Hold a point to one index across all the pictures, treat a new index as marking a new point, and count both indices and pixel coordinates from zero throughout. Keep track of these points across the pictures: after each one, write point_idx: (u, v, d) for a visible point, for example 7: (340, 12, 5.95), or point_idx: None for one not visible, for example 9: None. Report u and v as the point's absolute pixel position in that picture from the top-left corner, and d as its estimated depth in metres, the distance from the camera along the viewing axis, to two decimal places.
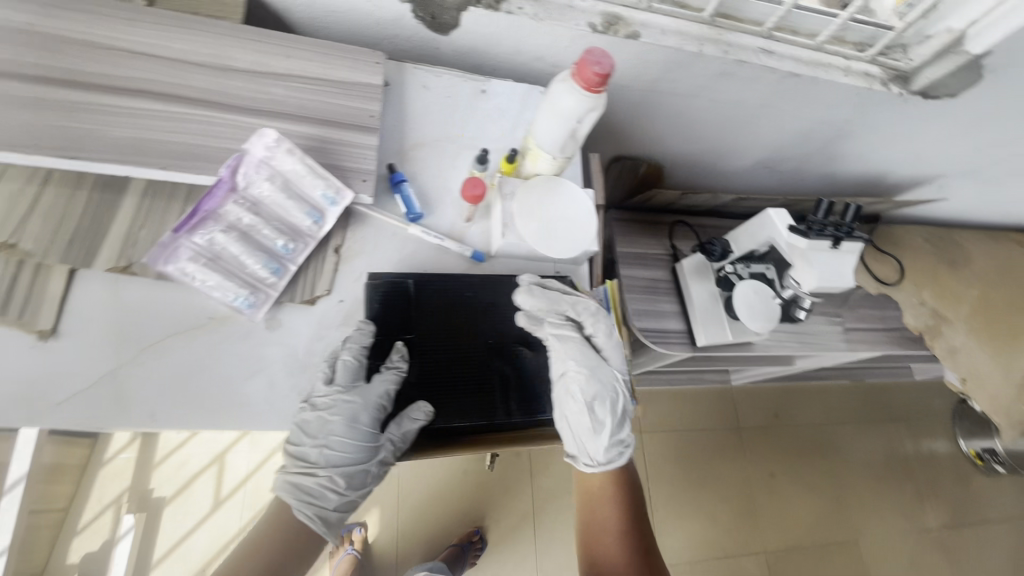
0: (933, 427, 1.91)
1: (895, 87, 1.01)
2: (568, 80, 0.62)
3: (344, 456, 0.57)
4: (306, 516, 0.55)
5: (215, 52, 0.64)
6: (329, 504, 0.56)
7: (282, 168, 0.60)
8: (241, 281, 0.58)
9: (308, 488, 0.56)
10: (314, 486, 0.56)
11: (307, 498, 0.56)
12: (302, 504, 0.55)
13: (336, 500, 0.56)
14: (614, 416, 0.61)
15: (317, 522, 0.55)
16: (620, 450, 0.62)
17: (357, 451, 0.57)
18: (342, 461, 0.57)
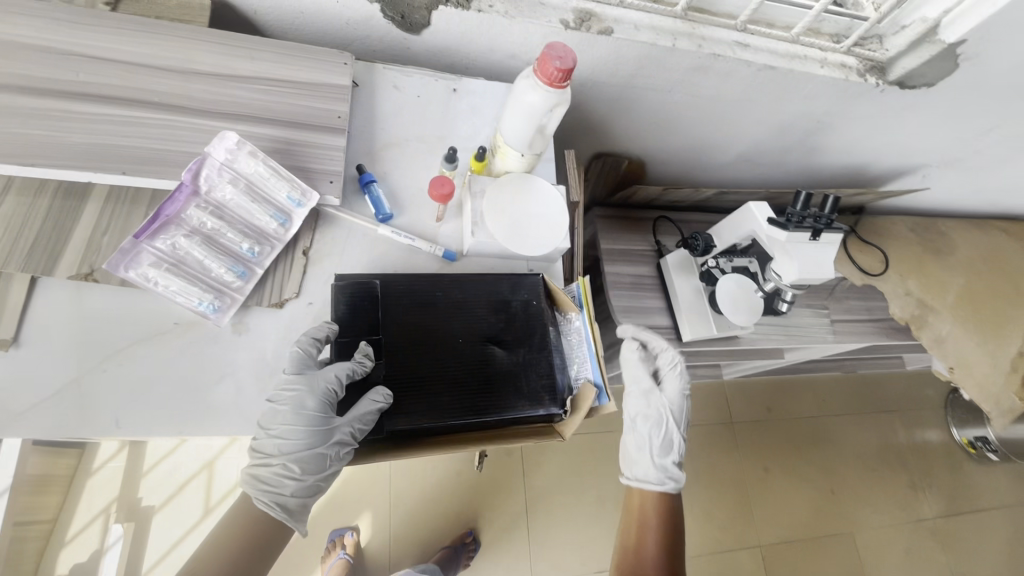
0: (925, 418, 1.92)
1: (872, 78, 1.01)
2: (531, 78, 0.62)
3: (296, 444, 0.56)
4: (265, 504, 0.55)
5: (178, 56, 0.64)
6: (287, 490, 0.56)
7: (244, 170, 0.60)
8: (205, 285, 0.58)
9: (263, 477, 0.56)
10: (272, 474, 0.56)
11: (265, 486, 0.56)
12: (261, 493, 0.55)
13: (294, 487, 0.56)
14: (655, 439, 0.79)
15: (275, 508, 0.55)
16: (659, 472, 0.77)
17: (308, 438, 0.56)
18: (294, 449, 0.56)
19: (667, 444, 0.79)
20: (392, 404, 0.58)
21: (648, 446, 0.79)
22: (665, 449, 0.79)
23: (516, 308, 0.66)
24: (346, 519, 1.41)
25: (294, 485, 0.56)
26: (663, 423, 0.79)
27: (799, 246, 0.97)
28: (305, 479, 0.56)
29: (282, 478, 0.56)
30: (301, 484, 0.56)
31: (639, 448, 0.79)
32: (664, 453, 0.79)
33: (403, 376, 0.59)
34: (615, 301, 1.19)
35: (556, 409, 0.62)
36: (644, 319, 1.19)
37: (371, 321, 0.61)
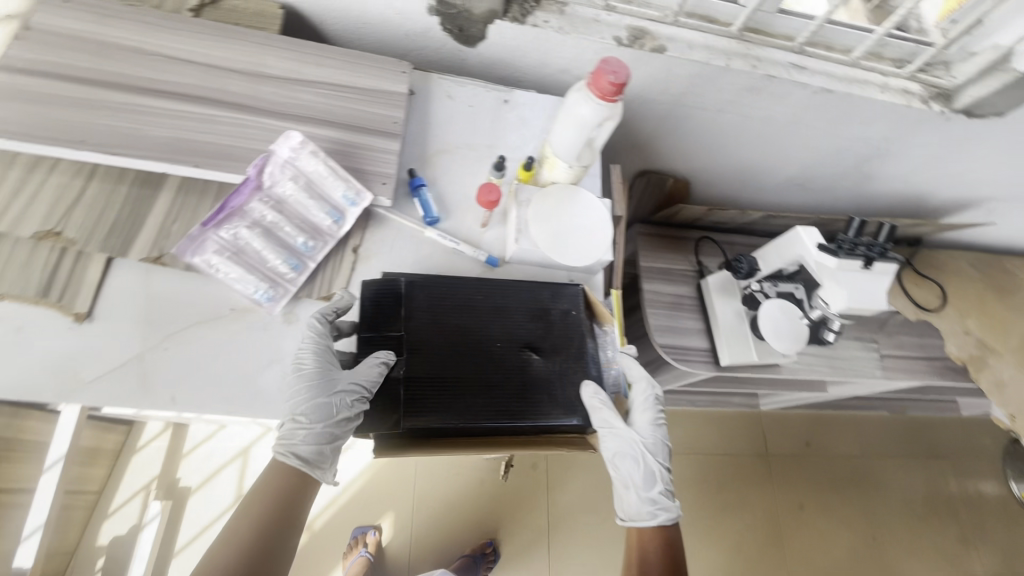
0: (981, 467, 1.79)
1: (936, 105, 0.97)
2: (583, 89, 0.63)
3: (300, 398, 0.58)
4: (282, 454, 0.57)
5: (252, 60, 0.68)
6: (298, 441, 0.57)
7: (304, 167, 0.63)
8: (260, 275, 0.61)
9: (279, 431, 0.58)
10: (287, 428, 0.58)
11: (281, 438, 0.58)
12: (276, 445, 0.58)
13: (305, 438, 0.57)
14: (641, 474, 0.66)
15: (290, 457, 0.57)
16: (652, 508, 0.66)
17: (309, 391, 0.58)
18: (297, 402, 0.58)
19: (651, 476, 0.67)
20: (424, 402, 0.58)
21: (632, 482, 0.67)
22: (652, 481, 0.67)
23: (555, 317, 0.66)
24: (370, 517, 1.43)
25: (305, 436, 0.58)
26: (645, 456, 0.67)
27: (849, 273, 0.94)
28: (314, 428, 0.58)
29: (294, 430, 0.58)
30: (311, 434, 0.57)
31: (623, 484, 0.67)
32: (649, 485, 0.67)
33: (438, 374, 0.60)
34: (652, 320, 1.18)
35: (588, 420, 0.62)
36: (681, 340, 1.17)
37: (406, 317, 0.62)
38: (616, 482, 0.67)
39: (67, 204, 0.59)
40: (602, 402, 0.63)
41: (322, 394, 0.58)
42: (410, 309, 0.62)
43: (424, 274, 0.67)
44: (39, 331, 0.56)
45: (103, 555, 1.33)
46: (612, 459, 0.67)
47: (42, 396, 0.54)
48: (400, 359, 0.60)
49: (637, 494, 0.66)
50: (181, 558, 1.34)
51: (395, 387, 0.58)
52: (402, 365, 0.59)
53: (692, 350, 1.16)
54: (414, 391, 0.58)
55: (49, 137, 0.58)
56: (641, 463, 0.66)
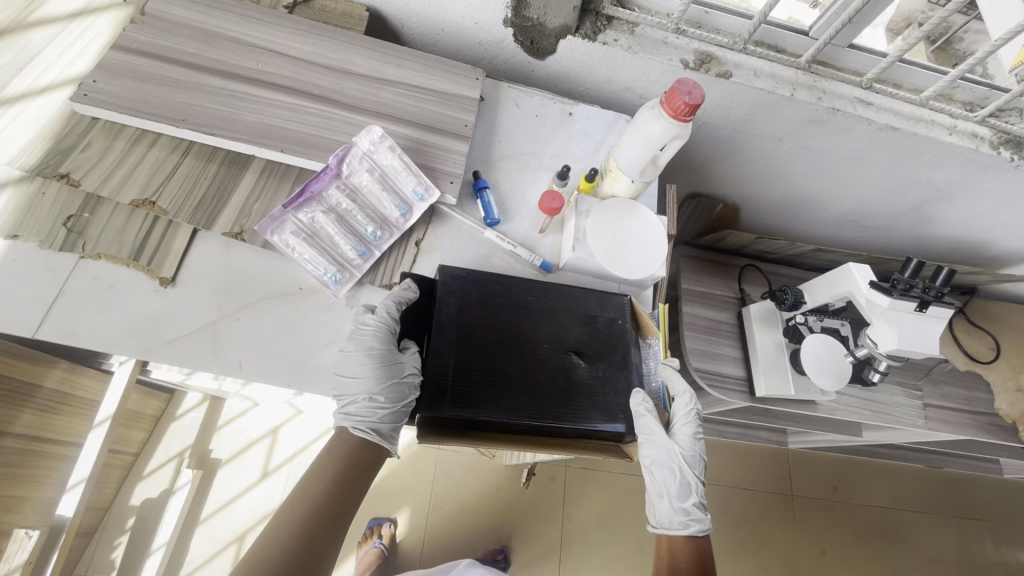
0: (1021, 535, 1.71)
1: (1005, 152, 0.95)
2: (657, 108, 0.64)
3: (371, 379, 0.59)
4: (361, 431, 0.60)
5: (339, 58, 0.73)
6: (378, 420, 0.60)
7: (381, 161, 0.66)
8: (330, 258, 0.64)
9: (353, 411, 0.60)
10: (359, 406, 0.61)
11: (357, 417, 0.60)
12: (355, 424, 0.60)
13: (383, 415, 0.60)
14: (677, 484, 0.68)
15: (372, 433, 0.60)
16: (685, 519, 0.67)
17: (385, 376, 0.60)
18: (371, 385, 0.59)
19: (686, 487, 0.68)
20: (472, 394, 0.59)
21: (665, 491, 0.68)
22: (687, 492, 0.68)
23: (601, 324, 0.68)
24: (387, 509, 1.45)
25: (383, 414, 0.60)
26: (682, 467, 0.67)
27: (901, 314, 0.91)
28: (391, 405, 0.60)
29: (368, 409, 0.60)
30: (388, 411, 0.60)
31: (656, 493, 0.69)
32: (683, 496, 0.68)
33: (487, 368, 0.61)
34: (689, 343, 1.17)
35: (626, 428, 0.63)
36: (717, 366, 1.16)
37: (458, 309, 0.64)
38: (650, 490, 0.69)
39: (163, 176, 0.64)
40: (648, 408, 0.65)
41: (395, 374, 0.60)
42: (463, 302, 0.64)
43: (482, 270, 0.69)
44: (128, 291, 0.60)
45: (133, 516, 1.38)
46: (650, 467, 0.68)
47: (123, 351, 0.58)
48: (451, 348, 0.61)
49: (670, 503, 0.67)
50: (206, 527, 1.41)
51: (443, 376, 0.60)
52: (452, 355, 0.61)
53: (726, 377, 1.15)
54: (463, 382, 0.60)
55: (154, 114, 0.63)
56: (677, 475, 0.67)
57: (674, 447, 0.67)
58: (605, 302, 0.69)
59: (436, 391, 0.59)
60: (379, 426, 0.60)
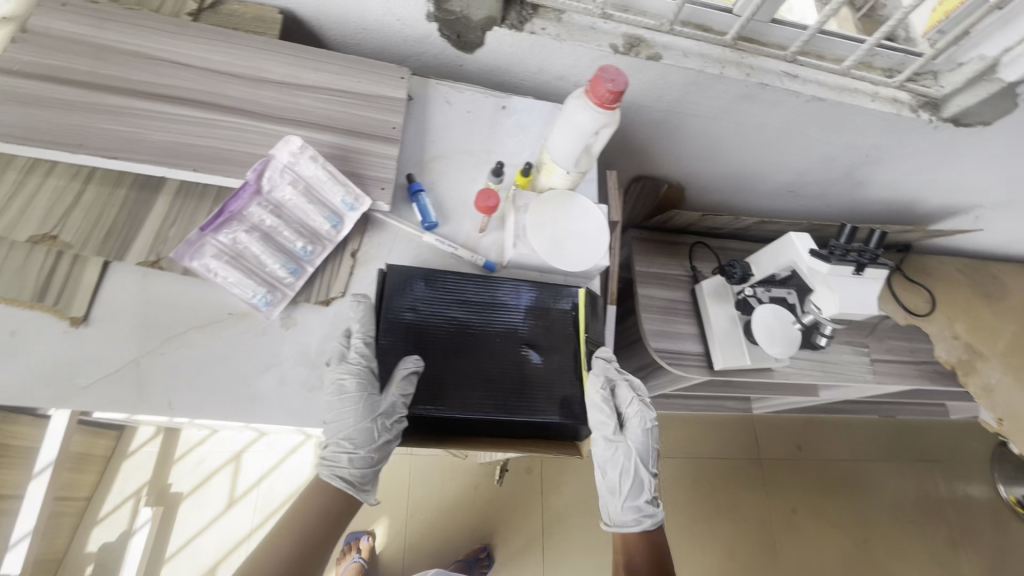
0: (970, 470, 1.82)
1: (924, 114, 0.99)
2: (581, 98, 0.63)
3: (344, 422, 0.59)
4: (328, 476, 0.59)
5: (252, 65, 0.69)
6: (347, 467, 0.59)
7: (304, 173, 0.62)
8: (259, 279, 0.60)
9: (324, 454, 0.60)
10: (332, 450, 0.60)
11: (326, 460, 0.60)
12: (324, 466, 0.60)
13: (350, 462, 0.59)
14: (628, 482, 0.68)
15: (339, 480, 0.59)
16: (637, 516, 0.68)
17: (357, 422, 0.58)
18: (345, 428, 0.59)
19: (639, 484, 0.69)
20: (422, 388, 0.59)
21: (619, 489, 0.69)
22: (639, 490, 0.69)
23: (554, 316, 0.66)
24: (365, 521, 1.43)
25: (351, 460, 0.59)
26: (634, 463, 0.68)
27: (842, 279, 0.94)
28: (359, 452, 0.59)
29: (337, 454, 0.59)
30: (358, 458, 0.59)
31: (609, 491, 0.69)
32: (637, 492, 0.69)
33: (436, 363, 0.60)
34: (647, 325, 1.18)
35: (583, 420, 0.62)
36: (675, 344, 1.18)
37: (409, 308, 0.62)
38: (604, 488, 0.70)
39: (64, 207, 0.59)
40: (602, 396, 0.64)
41: (368, 420, 0.58)
42: (413, 301, 0.63)
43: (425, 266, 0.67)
44: (34, 336, 0.56)
45: (92, 563, 1.31)
46: (602, 465, 0.69)
47: (37, 402, 0.54)
48: (400, 347, 0.61)
49: (623, 502, 0.68)
50: (169, 568, 1.32)
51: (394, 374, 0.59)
52: (400, 354, 0.61)
53: (685, 354, 1.17)
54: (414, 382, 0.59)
55: (46, 140, 0.58)
56: (629, 471, 0.68)
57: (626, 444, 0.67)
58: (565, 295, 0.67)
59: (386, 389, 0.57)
60: (343, 475, 0.58)
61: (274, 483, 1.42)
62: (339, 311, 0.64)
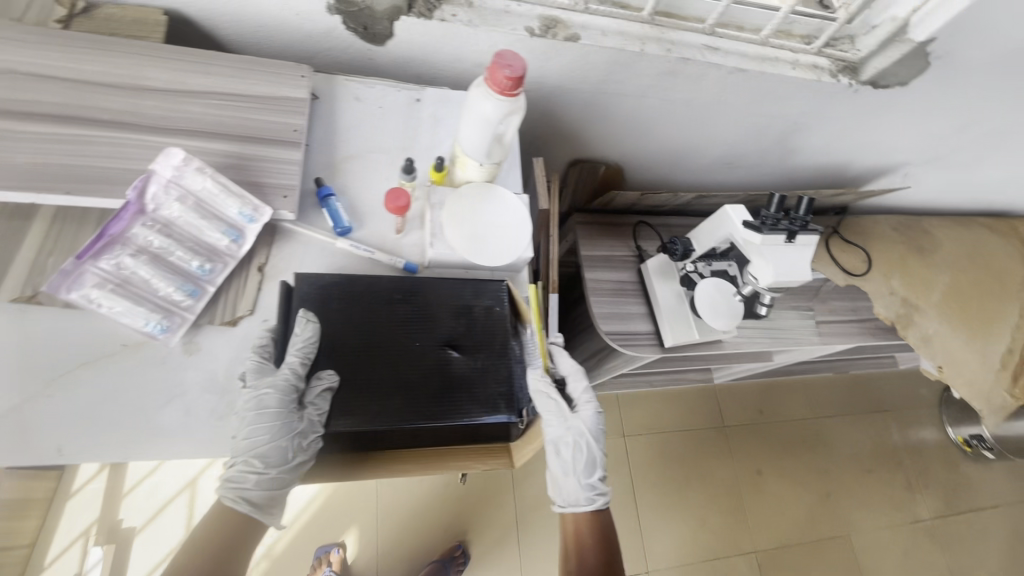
0: (920, 416, 1.91)
1: (844, 79, 1.00)
2: (482, 85, 0.60)
3: (257, 439, 0.56)
4: (231, 500, 0.55)
5: (131, 73, 0.64)
6: (252, 488, 0.55)
7: (192, 187, 0.58)
8: (152, 305, 0.56)
9: (228, 473, 0.55)
10: (237, 471, 0.56)
11: (229, 482, 0.56)
12: (227, 488, 0.55)
13: (257, 483, 0.56)
14: (581, 460, 0.69)
15: (241, 503, 0.55)
16: (590, 494, 0.69)
17: (271, 439, 0.55)
18: (257, 446, 0.56)
19: (592, 462, 0.70)
20: (338, 403, 0.56)
21: (572, 469, 0.69)
22: (591, 469, 0.70)
23: (477, 314, 0.64)
24: (333, 534, 1.37)
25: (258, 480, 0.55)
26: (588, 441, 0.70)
27: (774, 247, 0.94)
28: (268, 472, 0.56)
29: (244, 474, 0.55)
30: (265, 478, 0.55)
31: (563, 472, 0.70)
32: (589, 471, 0.70)
33: (351, 375, 0.58)
34: (596, 308, 1.17)
35: (513, 417, 0.59)
36: (626, 325, 1.17)
37: (320, 318, 0.59)
38: (556, 469, 0.70)
39: None
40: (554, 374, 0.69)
41: (284, 439, 0.56)
42: (326, 311, 0.60)
43: (338, 273, 0.64)
44: None
45: None
46: (556, 446, 0.69)
47: None
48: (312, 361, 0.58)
49: (577, 480, 0.69)
50: None
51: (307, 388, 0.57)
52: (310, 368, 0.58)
53: (637, 334, 1.16)
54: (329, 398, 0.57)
55: None
56: (582, 449, 0.69)
57: (578, 422, 0.69)
58: (493, 292, 0.65)
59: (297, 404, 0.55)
60: (248, 497, 0.55)
61: None
62: (249, 331, 0.61)
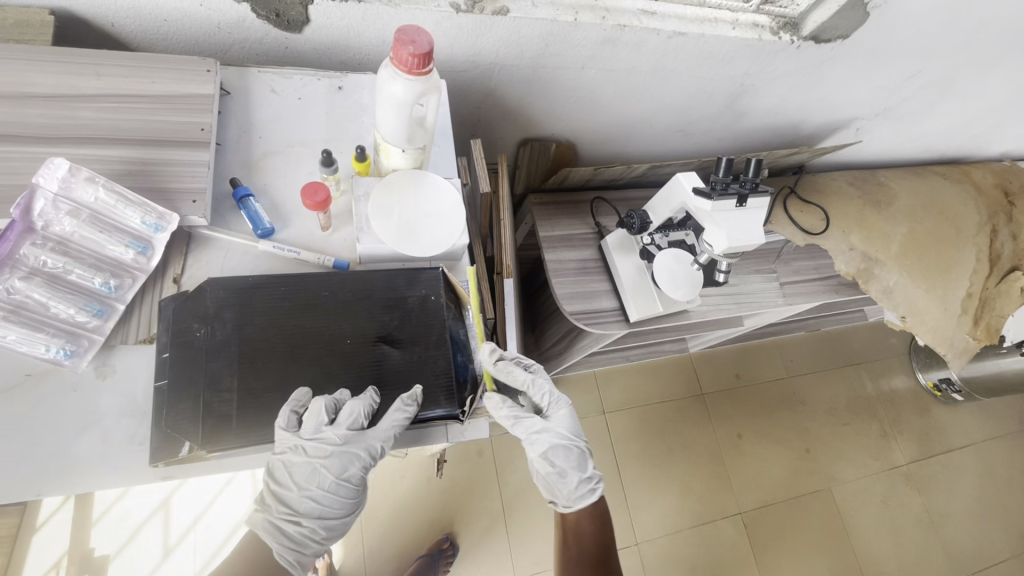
0: (891, 366, 1.95)
1: (784, 36, 0.98)
2: (389, 66, 0.57)
3: (326, 504, 0.59)
4: (286, 561, 0.58)
5: (12, 80, 0.58)
6: (311, 550, 0.59)
7: (83, 200, 0.54)
8: (55, 330, 0.54)
9: (289, 534, 0.58)
10: (298, 532, 0.58)
11: (286, 543, 0.58)
12: (283, 550, 0.58)
13: (314, 548, 0.59)
14: (572, 461, 0.72)
15: (297, 567, 0.58)
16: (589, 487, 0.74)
17: (344, 504, 0.60)
18: (327, 512, 0.59)
19: (582, 457, 0.74)
20: (265, 412, 0.55)
21: (567, 473, 0.72)
22: (581, 465, 0.73)
23: (411, 306, 0.61)
24: None
25: (318, 546, 0.59)
26: (573, 440, 0.74)
27: (727, 214, 0.90)
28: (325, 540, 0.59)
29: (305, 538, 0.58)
30: (326, 544, 0.59)
31: (559, 479, 0.73)
32: (582, 467, 0.73)
33: (277, 382, 0.55)
34: (559, 289, 1.14)
35: (455, 409, 0.59)
36: (592, 304, 1.14)
37: (238, 324, 0.56)
38: (551, 479, 0.73)
39: None
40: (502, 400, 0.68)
41: (350, 504, 0.60)
42: (244, 315, 0.56)
43: (262, 276, 0.61)
44: None
45: None
46: (546, 460, 0.72)
47: None
48: (232, 369, 0.54)
49: (575, 480, 0.72)
50: None
51: (227, 403, 0.53)
52: (232, 377, 0.54)
53: (602, 312, 1.14)
54: (252, 410, 0.54)
55: None
56: (569, 451, 0.73)
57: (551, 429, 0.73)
58: (425, 284, 0.63)
59: (219, 420, 0.52)
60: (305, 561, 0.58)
61: (214, 525, 1.28)
62: None
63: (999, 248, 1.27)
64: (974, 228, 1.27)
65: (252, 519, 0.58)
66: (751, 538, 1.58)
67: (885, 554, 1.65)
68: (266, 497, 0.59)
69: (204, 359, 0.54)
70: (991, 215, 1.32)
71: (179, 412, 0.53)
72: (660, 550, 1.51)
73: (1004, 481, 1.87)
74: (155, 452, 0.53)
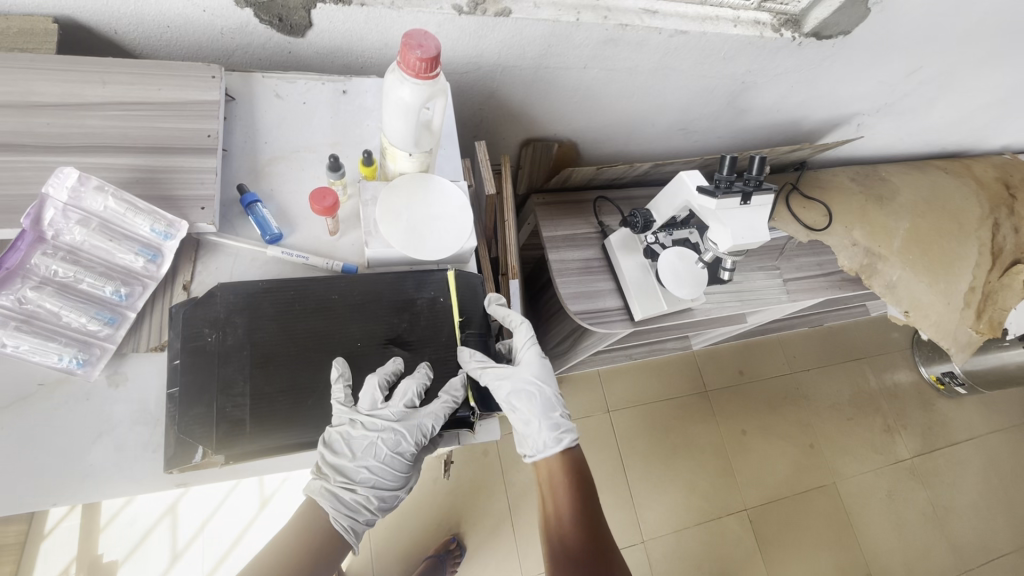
0: (894, 359, 1.95)
1: (786, 33, 0.98)
2: (396, 71, 0.57)
3: (380, 474, 0.61)
4: (342, 528, 0.59)
5: (16, 89, 0.58)
6: (365, 518, 0.61)
7: (94, 208, 0.55)
8: (66, 338, 0.54)
9: (345, 501, 0.59)
10: (352, 499, 0.60)
11: (343, 510, 0.59)
12: (340, 517, 0.59)
13: (368, 517, 0.61)
14: (537, 403, 0.67)
15: (351, 534, 0.59)
16: (557, 433, 0.67)
17: (397, 477, 0.62)
18: (380, 482, 0.61)
19: (549, 403, 0.68)
20: (278, 417, 0.55)
21: (531, 417, 0.67)
22: (549, 409, 0.68)
23: (420, 308, 0.62)
24: None
25: (370, 515, 0.61)
26: (539, 386, 0.68)
27: (731, 212, 0.89)
28: (377, 511, 0.61)
29: (360, 505, 0.60)
30: (377, 513, 0.61)
31: (524, 422, 0.67)
32: (549, 412, 0.68)
33: (288, 385, 0.56)
34: (563, 289, 1.14)
35: (468, 412, 0.64)
36: (596, 303, 1.14)
37: (249, 328, 0.56)
38: (516, 423, 0.68)
39: None
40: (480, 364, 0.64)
41: (401, 478, 0.63)
42: (254, 320, 0.56)
43: (271, 280, 0.61)
44: None
45: None
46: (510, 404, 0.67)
47: None
48: (245, 374, 0.54)
49: (537, 425, 0.67)
50: None
51: (240, 408, 0.53)
52: (245, 380, 0.54)
53: (607, 311, 1.14)
54: (266, 413, 0.54)
55: None
56: (534, 395, 0.67)
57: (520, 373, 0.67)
58: (434, 287, 0.63)
59: (232, 425, 0.52)
60: (361, 528, 0.60)
61: (222, 528, 1.28)
62: None
63: (1000, 242, 1.28)
64: (977, 222, 1.27)
65: (310, 487, 0.59)
66: (756, 534, 1.58)
67: (890, 548, 1.66)
68: (322, 467, 0.58)
69: (216, 364, 0.54)
70: (993, 209, 1.32)
71: (192, 418, 0.52)
72: (666, 547, 1.51)
73: (1007, 474, 1.87)
74: (170, 459, 0.52)
